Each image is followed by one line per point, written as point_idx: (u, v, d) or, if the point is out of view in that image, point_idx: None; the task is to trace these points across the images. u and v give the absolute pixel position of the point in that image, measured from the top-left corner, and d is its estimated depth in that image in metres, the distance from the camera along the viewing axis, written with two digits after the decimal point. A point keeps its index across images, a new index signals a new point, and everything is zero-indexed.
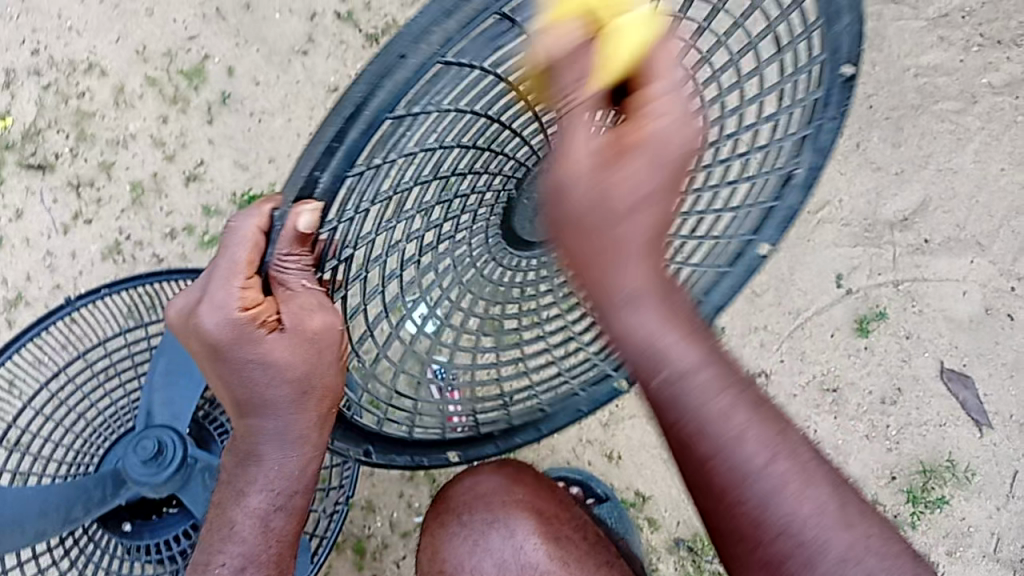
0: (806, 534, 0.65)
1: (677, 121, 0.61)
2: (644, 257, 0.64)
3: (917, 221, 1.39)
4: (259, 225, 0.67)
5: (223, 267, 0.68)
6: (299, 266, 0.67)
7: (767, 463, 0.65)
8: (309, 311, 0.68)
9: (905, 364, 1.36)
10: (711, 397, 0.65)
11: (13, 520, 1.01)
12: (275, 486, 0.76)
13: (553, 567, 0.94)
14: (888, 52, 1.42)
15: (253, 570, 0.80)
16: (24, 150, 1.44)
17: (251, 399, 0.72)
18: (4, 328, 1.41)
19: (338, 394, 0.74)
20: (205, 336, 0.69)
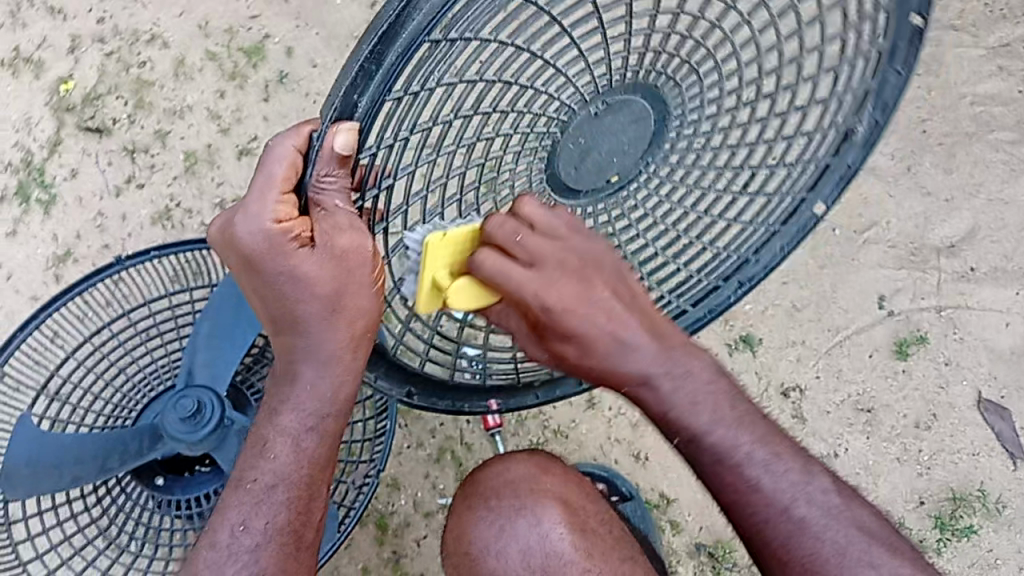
0: (830, 563, 0.76)
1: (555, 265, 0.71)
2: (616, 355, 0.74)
3: (965, 248, 1.38)
4: (298, 145, 0.69)
5: (260, 180, 0.68)
6: (338, 186, 0.67)
7: (789, 504, 0.77)
8: (340, 230, 0.68)
9: (942, 390, 1.35)
10: (733, 436, 0.78)
11: (52, 465, 1.06)
12: (308, 406, 0.80)
13: (578, 557, 0.94)
14: (943, 79, 1.42)
15: (282, 491, 0.82)
16: (83, 113, 1.47)
17: (288, 311, 0.74)
18: (51, 283, 1.44)
19: (374, 314, 0.76)
20: (239, 243, 0.71)
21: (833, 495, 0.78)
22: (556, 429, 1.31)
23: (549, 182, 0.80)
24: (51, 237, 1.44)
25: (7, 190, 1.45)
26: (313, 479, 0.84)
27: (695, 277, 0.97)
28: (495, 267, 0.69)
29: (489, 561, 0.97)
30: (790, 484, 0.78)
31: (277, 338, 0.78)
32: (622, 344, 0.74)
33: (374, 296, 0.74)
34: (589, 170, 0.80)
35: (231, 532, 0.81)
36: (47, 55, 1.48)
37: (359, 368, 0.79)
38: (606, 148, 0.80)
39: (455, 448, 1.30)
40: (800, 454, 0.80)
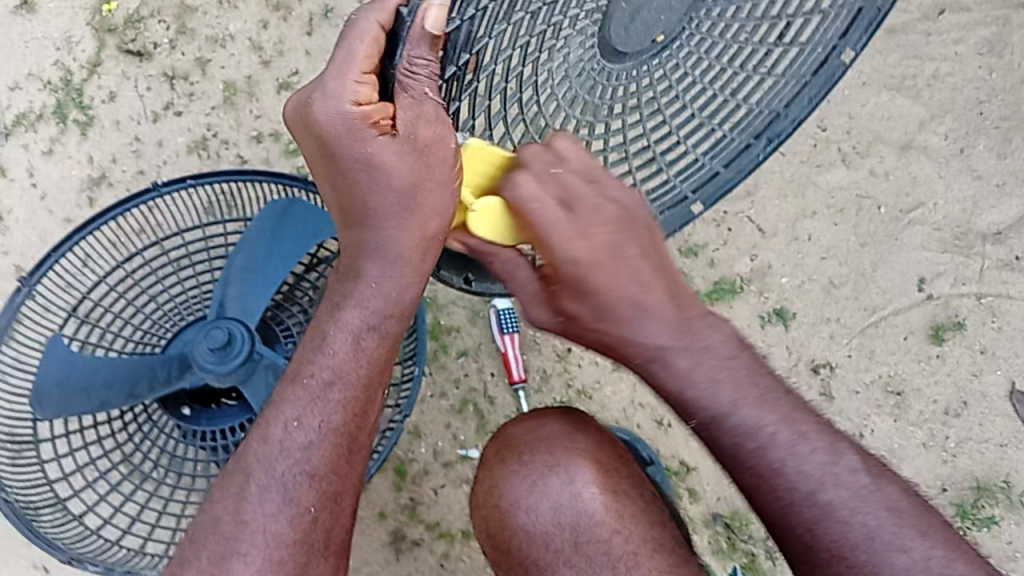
0: (858, 548, 0.71)
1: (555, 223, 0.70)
2: (627, 307, 0.72)
3: (1011, 236, 1.36)
4: (383, 21, 0.67)
5: (342, 58, 0.68)
6: (429, 72, 0.65)
7: (807, 475, 0.73)
8: (424, 121, 0.68)
9: (974, 378, 1.34)
10: (746, 405, 0.73)
11: (81, 386, 1.07)
12: (372, 306, 0.80)
13: (608, 518, 0.95)
14: (1007, 61, 1.38)
15: (340, 390, 0.82)
16: (125, 35, 1.46)
17: (361, 200, 0.74)
18: (84, 206, 1.44)
19: (449, 217, 0.75)
20: (317, 123, 0.71)
21: (864, 472, 0.74)
22: (581, 390, 1.31)
23: (600, 46, 0.78)
24: (86, 159, 1.44)
25: (44, 108, 1.44)
26: (369, 383, 0.83)
27: (727, 137, 0.95)
28: (525, 191, 0.70)
29: (518, 515, 0.98)
30: (813, 463, 0.73)
31: (348, 230, 0.78)
32: (640, 310, 0.72)
33: (452, 198, 0.74)
34: (638, 30, 0.78)
35: (284, 427, 0.81)
36: None
37: (427, 272, 0.79)
38: (656, 5, 0.77)
39: (477, 400, 1.30)
40: (825, 431, 0.76)
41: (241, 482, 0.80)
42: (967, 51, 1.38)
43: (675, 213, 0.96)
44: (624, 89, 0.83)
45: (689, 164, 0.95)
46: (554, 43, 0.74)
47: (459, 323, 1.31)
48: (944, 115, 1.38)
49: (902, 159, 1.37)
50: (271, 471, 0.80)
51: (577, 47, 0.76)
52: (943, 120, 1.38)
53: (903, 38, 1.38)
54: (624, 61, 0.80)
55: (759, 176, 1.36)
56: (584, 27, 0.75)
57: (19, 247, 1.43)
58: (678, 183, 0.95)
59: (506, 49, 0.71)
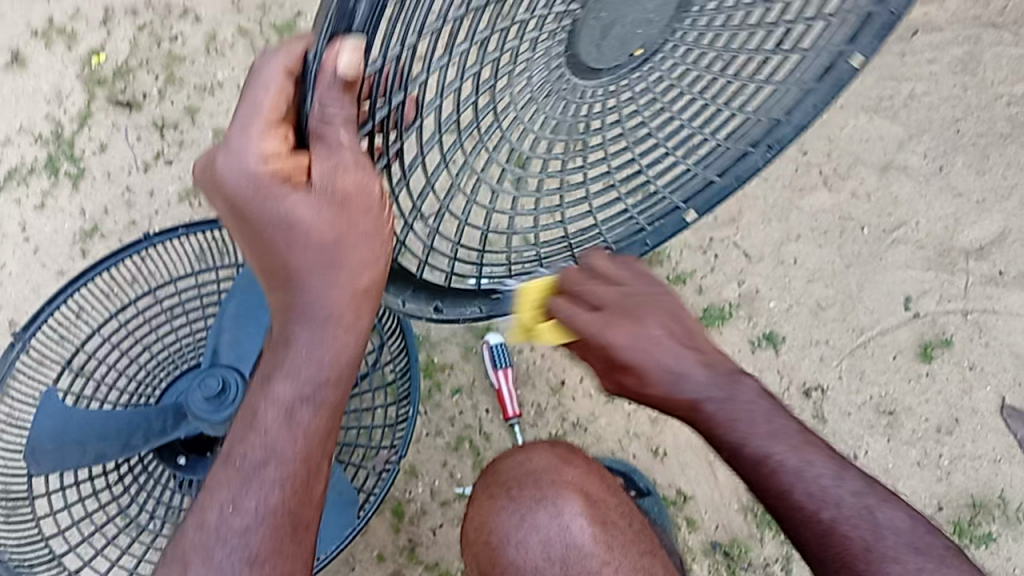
0: (861, 560, 0.69)
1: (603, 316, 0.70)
2: (659, 368, 0.70)
3: (993, 251, 1.37)
4: (288, 68, 0.63)
5: (243, 110, 0.63)
6: (344, 114, 0.59)
7: (823, 485, 0.71)
8: (346, 169, 0.60)
9: (965, 395, 1.34)
10: (771, 439, 0.71)
11: (76, 441, 1.08)
12: (305, 374, 0.71)
13: (597, 550, 0.95)
14: (980, 78, 1.41)
15: (274, 469, 0.72)
16: (114, 86, 1.48)
17: (280, 259, 0.67)
18: (77, 257, 1.45)
19: (381, 268, 0.68)
20: (222, 183, 0.65)
21: (865, 492, 0.71)
22: (576, 422, 1.32)
23: (569, 62, 0.73)
24: (79, 211, 1.45)
25: (36, 162, 1.46)
26: (308, 460, 0.74)
27: (722, 147, 0.89)
28: (567, 303, 0.70)
29: (509, 550, 0.98)
30: (826, 490, 0.70)
31: (274, 296, 0.71)
32: (676, 363, 0.71)
33: (379, 247, 0.66)
34: (612, 47, 0.73)
35: (220, 514, 0.72)
36: (80, 26, 1.48)
37: (364, 328, 0.71)
38: (630, 21, 0.72)
39: (473, 437, 1.31)
40: (833, 456, 0.73)
41: (179, 572, 0.71)
42: (940, 70, 1.41)
43: (668, 223, 0.89)
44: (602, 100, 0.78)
45: (678, 172, 0.89)
46: (512, 69, 0.69)
47: (452, 360, 1.32)
48: (922, 134, 1.40)
49: (882, 180, 1.39)
50: (209, 561, 0.71)
51: (537, 69, 0.72)
52: (921, 139, 1.40)
53: (878, 61, 1.41)
54: (600, 76, 0.76)
55: (742, 202, 1.38)
56: (548, 48, 0.70)
57: (13, 301, 1.43)
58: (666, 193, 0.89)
59: (452, 81, 0.66)
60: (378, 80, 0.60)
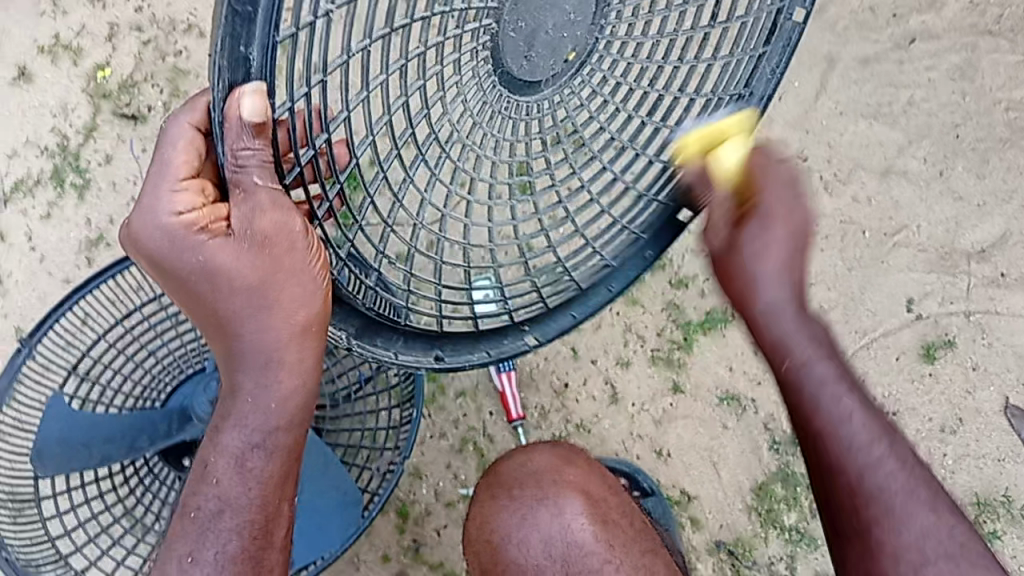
0: (891, 503, 0.74)
1: (790, 188, 0.75)
2: (784, 272, 0.73)
3: (995, 254, 1.38)
4: (193, 122, 0.73)
5: (158, 176, 0.71)
6: (260, 160, 0.63)
7: (869, 439, 0.74)
8: (261, 210, 0.65)
9: (969, 396, 1.35)
10: (836, 380, 0.74)
11: (82, 444, 1.08)
12: (252, 424, 0.76)
13: (599, 548, 0.96)
14: (978, 85, 1.42)
15: (229, 517, 0.77)
16: (120, 100, 1.49)
17: (210, 308, 0.71)
18: (83, 266, 1.46)
19: (314, 310, 0.71)
20: (145, 243, 0.71)
21: (904, 447, 0.76)
22: (579, 423, 1.32)
23: (505, 80, 0.74)
24: (85, 221, 1.46)
25: (43, 173, 1.47)
26: (266, 505, 0.78)
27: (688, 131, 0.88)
28: (763, 160, 0.77)
29: (510, 549, 0.98)
30: (880, 451, 0.75)
31: (216, 347, 0.75)
32: (773, 274, 0.72)
33: (309, 282, 0.69)
34: (542, 55, 0.74)
35: (179, 566, 0.77)
36: (85, 42, 1.49)
37: (309, 371, 0.75)
38: (552, 25, 0.72)
39: (477, 439, 1.31)
40: (886, 426, 0.76)
41: None
42: (939, 77, 1.42)
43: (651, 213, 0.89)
44: (550, 111, 0.79)
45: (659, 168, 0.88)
46: (445, 93, 0.71)
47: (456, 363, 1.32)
48: (922, 139, 1.41)
49: (882, 183, 1.40)
50: None
51: (475, 89, 0.73)
52: (920, 144, 1.41)
53: (876, 68, 1.42)
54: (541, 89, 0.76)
55: None
56: (476, 68, 0.71)
57: (20, 308, 1.45)
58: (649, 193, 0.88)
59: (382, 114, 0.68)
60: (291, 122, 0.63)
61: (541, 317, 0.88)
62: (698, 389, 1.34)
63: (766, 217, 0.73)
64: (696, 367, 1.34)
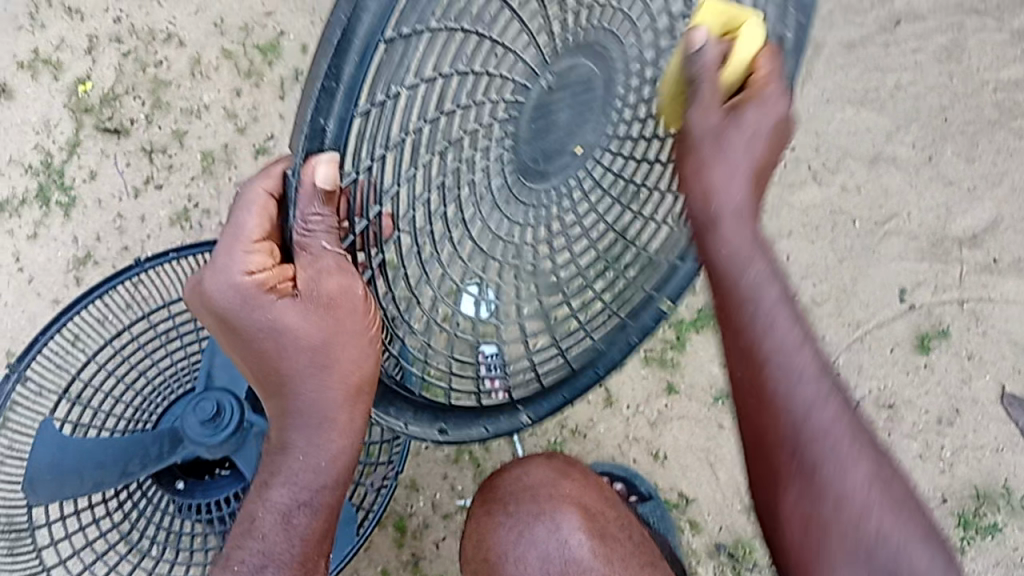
0: (843, 484, 0.62)
1: (782, 94, 0.68)
2: (747, 184, 0.67)
3: (988, 239, 1.37)
4: (268, 188, 0.71)
5: (228, 236, 0.71)
6: (325, 228, 0.64)
7: (827, 400, 0.63)
8: (326, 274, 0.65)
9: (965, 385, 1.34)
10: (786, 323, 0.64)
11: (74, 471, 1.07)
12: (301, 478, 0.78)
13: (597, 563, 0.95)
14: (967, 66, 1.40)
15: (273, 570, 0.79)
16: (102, 114, 1.47)
17: (273, 367, 0.73)
18: (72, 285, 1.44)
19: (365, 370, 0.73)
20: (210, 302, 0.71)
21: (863, 415, 0.65)
22: (574, 429, 1.31)
23: (517, 171, 0.77)
24: (72, 240, 1.45)
25: (27, 192, 1.45)
26: (308, 559, 0.80)
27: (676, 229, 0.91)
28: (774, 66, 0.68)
29: (508, 568, 0.98)
30: (834, 412, 0.63)
31: (272, 402, 0.77)
32: (738, 158, 0.66)
33: (363, 349, 0.71)
34: (556, 152, 0.78)
35: None
36: (65, 56, 1.48)
37: (361, 429, 0.77)
38: (563, 126, 0.78)
39: (472, 449, 1.30)
40: (839, 387, 0.65)
41: None
42: (926, 59, 1.40)
43: (646, 314, 0.93)
44: (557, 210, 0.82)
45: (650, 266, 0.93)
46: (469, 181, 0.74)
47: None
48: (910, 124, 1.40)
49: (872, 172, 1.39)
50: None
51: (498, 176, 0.76)
52: (909, 129, 1.40)
53: (863, 52, 1.41)
54: (550, 179, 0.80)
55: None
56: (499, 156, 0.75)
57: (9, 331, 1.43)
58: (641, 285, 0.93)
59: (422, 194, 0.70)
60: (353, 193, 0.64)
61: (535, 396, 0.90)
62: (693, 389, 1.34)
63: (762, 103, 0.67)
64: (691, 367, 1.34)
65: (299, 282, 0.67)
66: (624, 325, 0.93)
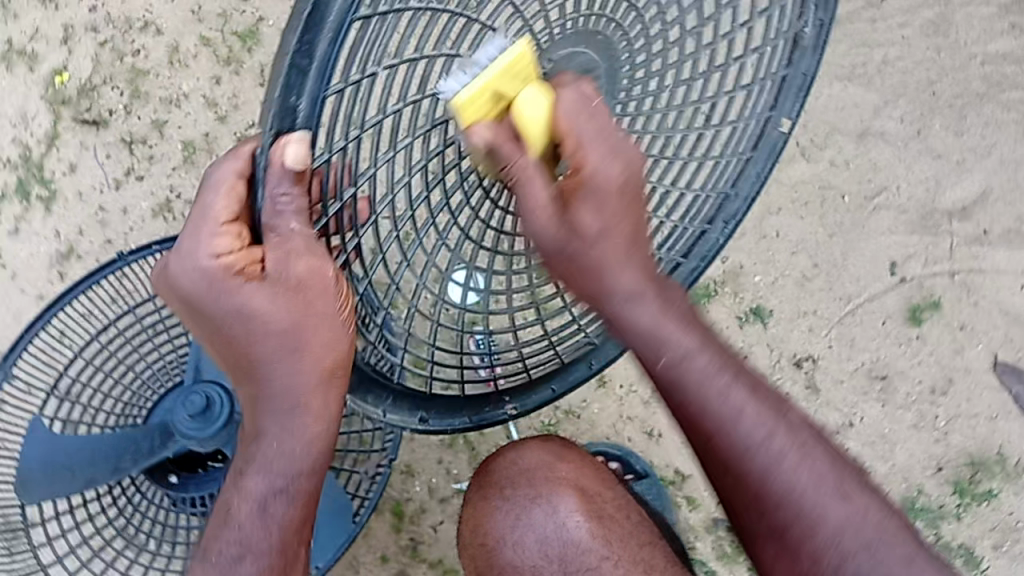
0: (801, 500, 0.73)
1: (606, 156, 0.70)
2: (632, 266, 0.73)
3: (977, 211, 1.37)
4: (238, 171, 0.71)
5: (195, 218, 0.71)
6: (295, 206, 0.65)
7: (764, 436, 0.74)
8: (297, 254, 0.67)
9: (957, 354, 1.34)
10: (712, 372, 0.74)
11: (65, 466, 1.07)
12: (275, 465, 0.78)
13: (596, 545, 0.96)
14: (954, 40, 1.39)
15: (250, 562, 0.78)
16: (80, 105, 1.45)
17: (242, 351, 0.73)
18: (55, 280, 1.43)
19: (339, 350, 0.74)
20: (177, 286, 0.72)
21: (802, 430, 0.76)
22: (568, 409, 1.31)
23: None
24: (54, 233, 1.43)
25: (6, 186, 1.43)
26: (286, 547, 0.80)
27: (680, 226, 0.93)
28: (583, 116, 0.69)
29: (506, 551, 0.98)
30: (777, 441, 0.74)
31: (242, 387, 0.77)
32: (611, 257, 0.72)
33: (337, 327, 0.72)
34: None
35: None
36: (40, 47, 1.45)
37: (334, 412, 0.78)
38: None
39: (466, 433, 1.29)
40: (775, 410, 0.75)
41: None
42: (913, 34, 1.39)
43: None
44: None
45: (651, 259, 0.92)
46: (454, 169, 0.74)
47: None
48: (898, 99, 1.39)
49: (861, 146, 1.38)
50: None
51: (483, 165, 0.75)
52: (897, 104, 1.39)
53: (849, 28, 1.39)
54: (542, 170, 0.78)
55: None
56: (485, 145, 0.75)
57: None
58: None
59: (403, 178, 0.70)
60: (326, 169, 0.66)
61: (523, 387, 0.92)
62: None
63: (591, 187, 0.70)
64: None
65: (269, 262, 0.68)
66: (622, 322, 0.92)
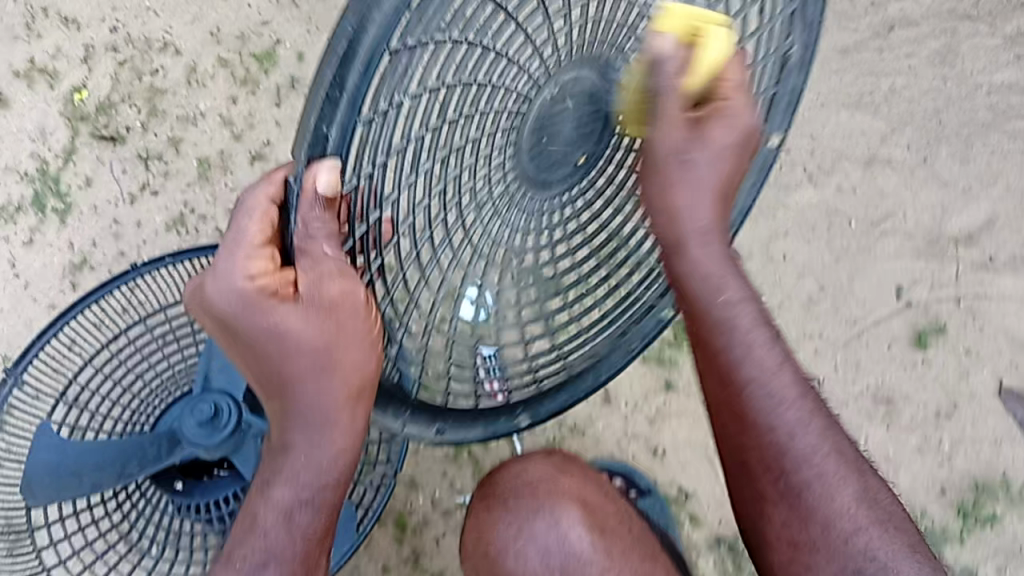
0: (809, 468, 0.72)
1: (742, 109, 0.71)
2: (712, 206, 0.72)
3: (982, 237, 1.38)
4: (271, 196, 0.67)
5: (229, 240, 0.66)
6: (327, 231, 0.61)
7: (796, 395, 0.73)
8: (330, 276, 0.61)
9: (963, 379, 1.34)
10: (753, 329, 0.73)
11: (71, 471, 1.06)
12: (303, 478, 0.73)
13: (597, 557, 0.94)
14: (959, 69, 1.42)
15: (274, 568, 0.72)
16: (97, 122, 1.47)
17: (274, 372, 0.68)
18: (67, 291, 1.44)
19: (370, 373, 0.68)
20: (209, 306, 0.67)
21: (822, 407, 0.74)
22: (573, 426, 1.31)
23: (522, 175, 0.79)
24: (68, 245, 1.44)
25: (22, 200, 1.45)
26: (309, 556, 0.74)
27: None
28: (738, 78, 0.71)
29: (507, 562, 0.97)
30: (799, 410, 0.72)
31: (272, 403, 0.72)
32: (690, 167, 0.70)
33: (369, 350, 0.67)
34: (557, 162, 0.80)
35: None
36: (61, 65, 1.48)
37: (361, 431, 0.72)
38: (563, 137, 0.79)
39: (471, 447, 1.30)
40: (802, 382, 0.74)
41: None
42: (919, 63, 1.42)
43: (646, 323, 0.96)
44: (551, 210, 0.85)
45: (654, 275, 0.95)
46: (474, 185, 0.75)
47: None
48: (905, 126, 1.41)
49: (867, 173, 1.40)
50: None
51: (499, 181, 0.77)
52: (903, 131, 1.41)
53: (857, 57, 1.42)
54: (552, 188, 0.83)
55: None
56: (500, 163, 0.76)
57: (6, 336, 1.41)
58: (641, 295, 0.96)
59: (422, 199, 0.70)
60: (354, 198, 0.62)
61: (533, 399, 0.90)
62: (691, 386, 1.34)
63: (723, 123, 0.71)
64: (689, 363, 1.34)
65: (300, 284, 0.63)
66: (621, 335, 0.96)
